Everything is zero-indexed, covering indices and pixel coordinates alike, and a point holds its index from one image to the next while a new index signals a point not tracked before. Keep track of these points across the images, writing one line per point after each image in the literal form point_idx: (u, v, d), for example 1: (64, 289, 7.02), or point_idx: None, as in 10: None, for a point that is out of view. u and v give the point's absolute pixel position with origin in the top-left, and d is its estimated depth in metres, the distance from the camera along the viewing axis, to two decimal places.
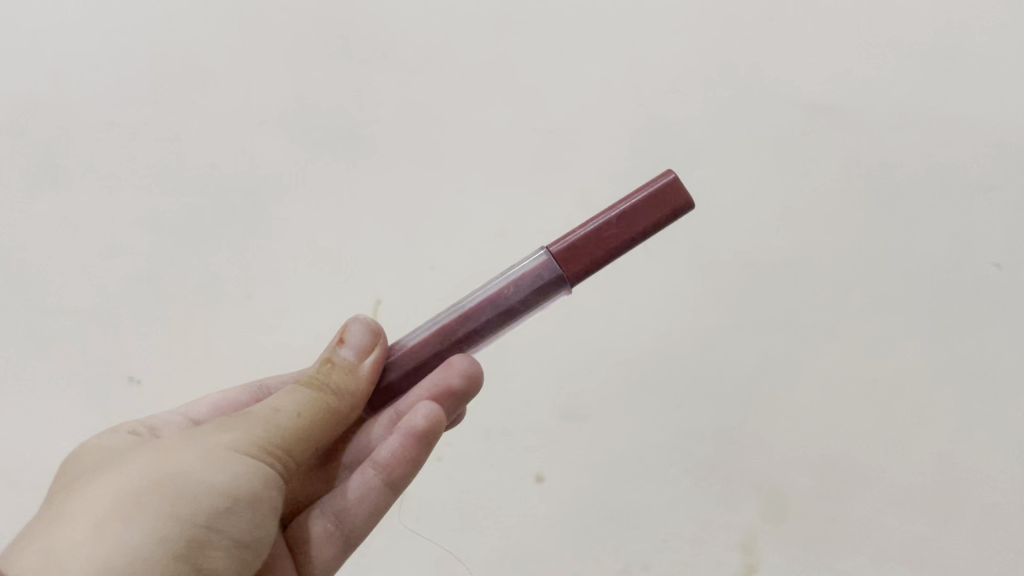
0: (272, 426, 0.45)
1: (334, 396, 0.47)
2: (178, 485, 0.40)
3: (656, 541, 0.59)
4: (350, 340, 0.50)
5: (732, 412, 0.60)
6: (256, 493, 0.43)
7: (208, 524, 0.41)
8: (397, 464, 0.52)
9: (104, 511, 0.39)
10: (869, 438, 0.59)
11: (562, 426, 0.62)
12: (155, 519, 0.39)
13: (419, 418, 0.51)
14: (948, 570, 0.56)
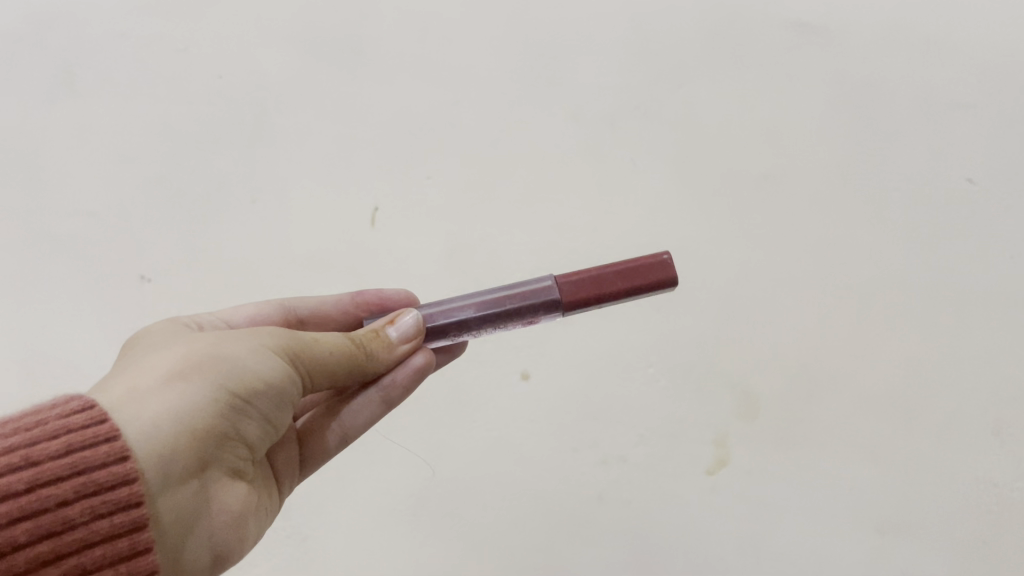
0: (311, 343, 0.45)
1: (369, 354, 0.48)
2: (227, 366, 0.41)
3: (633, 435, 0.63)
4: (399, 321, 0.50)
5: (709, 317, 0.64)
6: (288, 390, 0.44)
7: (245, 403, 0.41)
8: (395, 392, 0.51)
9: (160, 374, 0.40)
10: (841, 344, 0.61)
11: (549, 329, 0.67)
12: (205, 386, 0.40)
13: (421, 359, 0.50)
14: (911, 467, 0.59)
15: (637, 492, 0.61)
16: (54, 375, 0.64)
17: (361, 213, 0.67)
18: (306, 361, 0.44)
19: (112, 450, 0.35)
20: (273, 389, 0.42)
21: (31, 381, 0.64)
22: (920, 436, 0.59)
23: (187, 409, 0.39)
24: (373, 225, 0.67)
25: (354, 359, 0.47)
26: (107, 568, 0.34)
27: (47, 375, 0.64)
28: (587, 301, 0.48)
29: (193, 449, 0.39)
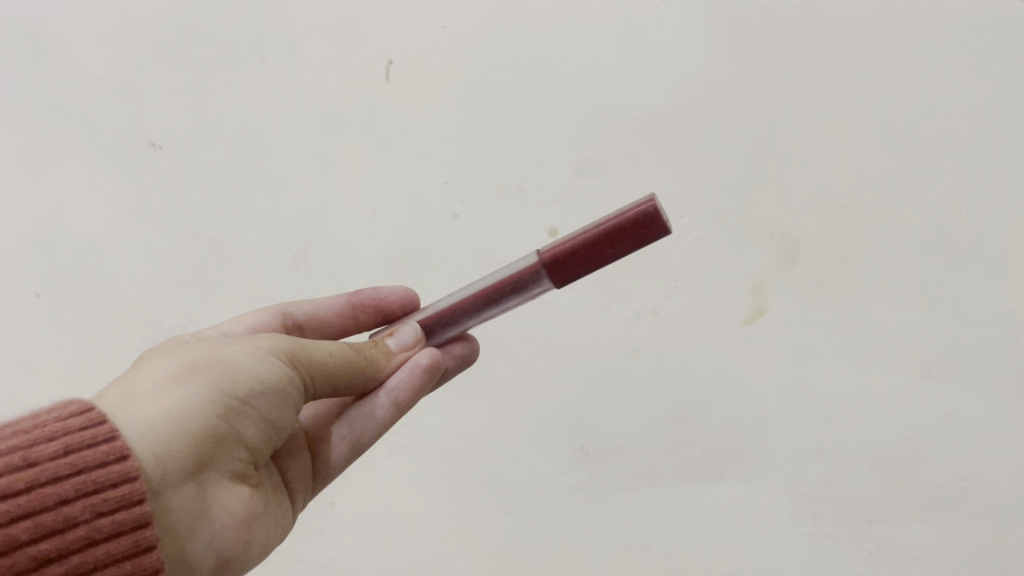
0: (308, 349, 0.44)
1: (371, 361, 0.48)
2: (221, 368, 0.40)
3: (668, 288, 0.61)
4: (399, 333, 0.52)
5: (744, 161, 0.60)
6: (288, 390, 0.42)
7: (243, 405, 0.40)
8: (404, 395, 0.50)
9: (165, 379, 0.39)
10: (883, 183, 0.59)
11: (576, 181, 0.62)
12: (202, 389, 0.39)
13: (426, 358, 0.50)
14: (958, 307, 0.57)
15: (672, 345, 0.61)
16: (77, 262, 0.65)
17: (375, 68, 0.65)
18: (304, 361, 0.44)
19: (115, 447, 0.33)
20: (271, 389, 0.41)
21: (58, 260, 0.65)
22: (967, 278, 0.57)
23: (186, 410, 0.37)
24: (388, 80, 0.64)
25: (354, 362, 0.47)
26: (112, 567, 0.31)
27: (72, 252, 0.65)
28: (570, 272, 0.44)
29: (194, 450, 0.37)
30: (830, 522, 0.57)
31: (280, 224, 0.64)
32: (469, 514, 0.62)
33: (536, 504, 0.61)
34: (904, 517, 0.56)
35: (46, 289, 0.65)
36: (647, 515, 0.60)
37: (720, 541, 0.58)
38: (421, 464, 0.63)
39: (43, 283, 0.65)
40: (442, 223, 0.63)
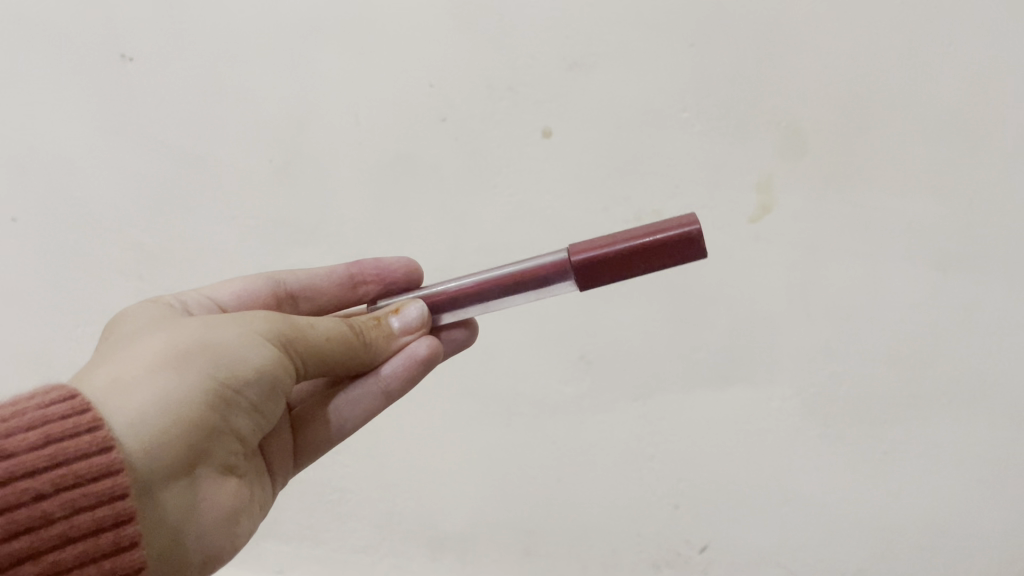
0: (305, 331, 0.43)
1: (370, 344, 0.47)
2: (212, 355, 0.39)
3: (669, 189, 0.57)
4: (405, 312, 0.49)
5: (751, 48, 0.53)
6: (280, 377, 0.41)
7: (232, 394, 0.39)
8: (396, 385, 0.49)
9: (153, 362, 0.38)
10: (916, 66, 0.51)
11: (569, 79, 0.57)
12: (192, 376, 0.38)
13: (423, 347, 0.49)
14: (988, 201, 0.52)
15: None
16: (59, 188, 0.65)
17: None
18: (298, 344, 0.42)
19: (95, 441, 0.33)
20: (261, 377, 0.40)
21: (38, 184, 0.65)
22: (1004, 169, 0.51)
23: (175, 399, 0.37)
24: None
25: (350, 344, 0.45)
26: (90, 566, 0.32)
27: (51, 176, 0.65)
28: (601, 278, 0.43)
29: (183, 439, 0.37)
30: (838, 423, 0.56)
31: (257, 140, 0.62)
32: (468, 428, 0.62)
33: (539, 417, 0.61)
34: (916, 415, 0.55)
35: (30, 210, 0.66)
36: (651, 422, 0.59)
37: (725, 447, 0.58)
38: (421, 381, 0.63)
39: (27, 206, 0.66)
40: (428, 127, 0.59)
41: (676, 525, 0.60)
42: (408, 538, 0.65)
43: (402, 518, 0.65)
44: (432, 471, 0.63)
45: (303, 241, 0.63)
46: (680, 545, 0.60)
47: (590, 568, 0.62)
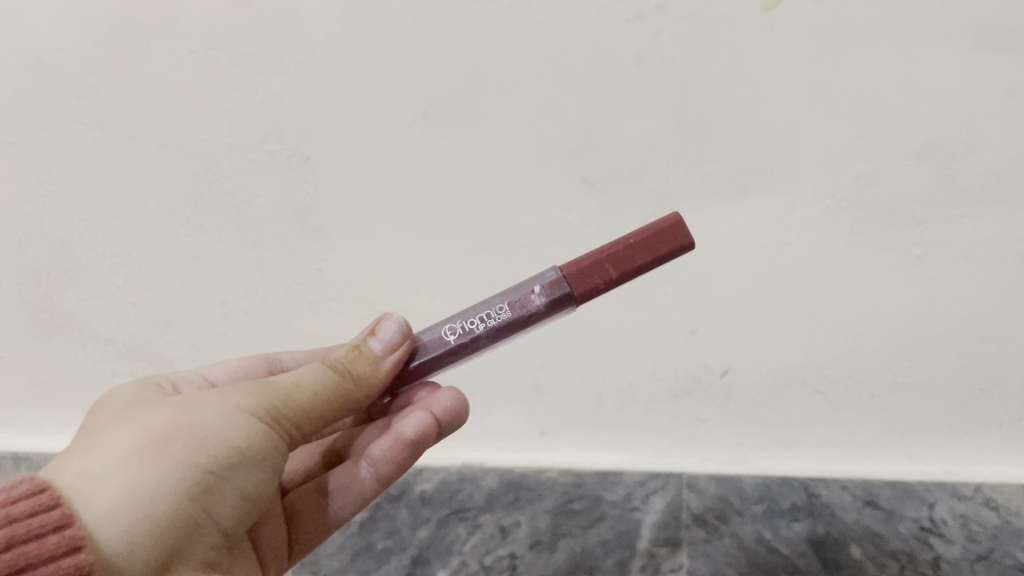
0: (294, 395, 0.37)
1: (358, 383, 0.40)
2: (193, 438, 0.34)
3: None
4: (380, 332, 0.42)
5: None
6: (270, 458, 0.37)
7: (214, 482, 0.34)
8: (386, 469, 0.45)
9: (132, 449, 0.33)
10: None
11: None
12: (171, 459, 0.33)
13: (413, 427, 0.44)
14: None
15: (680, 48, 0.50)
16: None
17: None
18: (291, 416, 0.37)
19: (64, 538, 0.29)
20: (250, 462, 0.35)
21: None
22: None
23: (148, 490, 0.32)
24: None
25: (342, 397, 0.39)
26: None
27: None
28: (600, 291, 0.40)
29: (157, 538, 0.32)
30: (866, 230, 0.51)
31: None
32: (467, 265, 0.57)
33: (540, 248, 0.55)
34: (953, 217, 0.50)
35: None
36: None
37: (744, 264, 0.53)
38: (410, 214, 0.56)
39: None
40: None
41: (692, 350, 0.55)
42: None
43: None
44: (431, 314, 0.58)
45: (266, 71, 0.55)
46: (696, 372, 0.55)
47: (604, 404, 0.57)
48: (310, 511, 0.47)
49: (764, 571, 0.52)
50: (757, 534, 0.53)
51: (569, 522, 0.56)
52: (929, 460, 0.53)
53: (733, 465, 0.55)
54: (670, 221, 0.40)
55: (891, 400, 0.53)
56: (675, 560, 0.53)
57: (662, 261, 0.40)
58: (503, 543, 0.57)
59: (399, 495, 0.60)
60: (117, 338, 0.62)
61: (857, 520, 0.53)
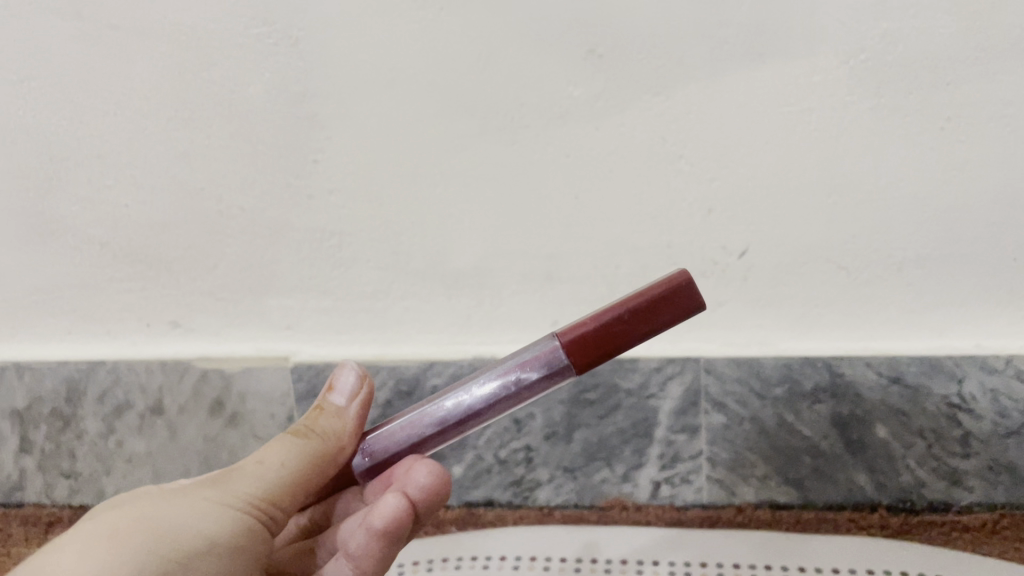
0: (263, 477, 0.41)
1: (334, 444, 0.43)
2: (165, 529, 0.38)
3: None
4: (339, 386, 0.45)
5: None
6: (241, 541, 0.39)
7: (190, 568, 0.37)
8: (369, 561, 0.43)
9: (100, 540, 0.36)
10: None
11: None
12: (135, 550, 0.36)
13: (382, 516, 0.41)
14: None
15: None
16: None
17: None
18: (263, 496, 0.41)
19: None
20: (217, 545, 0.38)
21: None
22: None
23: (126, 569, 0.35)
24: None
25: (316, 461, 0.42)
26: None
27: None
28: (589, 344, 0.39)
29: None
30: (891, 92, 0.48)
31: None
32: (468, 153, 0.54)
33: (546, 127, 0.52)
34: (983, 75, 0.47)
35: None
36: (676, 119, 0.51)
37: (765, 135, 0.50)
38: (408, 96, 0.53)
39: None
40: None
41: (708, 230, 0.52)
42: (416, 280, 0.56)
43: (409, 258, 0.56)
44: (434, 204, 0.55)
45: None
46: (713, 254, 0.52)
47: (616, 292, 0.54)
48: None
49: (787, 454, 0.53)
50: (777, 417, 0.53)
51: (583, 412, 0.55)
52: (957, 334, 0.51)
53: (752, 348, 0.53)
54: (680, 278, 0.39)
55: (917, 272, 0.50)
56: (694, 446, 0.54)
57: (660, 314, 0.39)
58: (517, 435, 0.56)
59: (409, 391, 0.57)
60: (113, 241, 0.60)
61: (881, 398, 0.51)
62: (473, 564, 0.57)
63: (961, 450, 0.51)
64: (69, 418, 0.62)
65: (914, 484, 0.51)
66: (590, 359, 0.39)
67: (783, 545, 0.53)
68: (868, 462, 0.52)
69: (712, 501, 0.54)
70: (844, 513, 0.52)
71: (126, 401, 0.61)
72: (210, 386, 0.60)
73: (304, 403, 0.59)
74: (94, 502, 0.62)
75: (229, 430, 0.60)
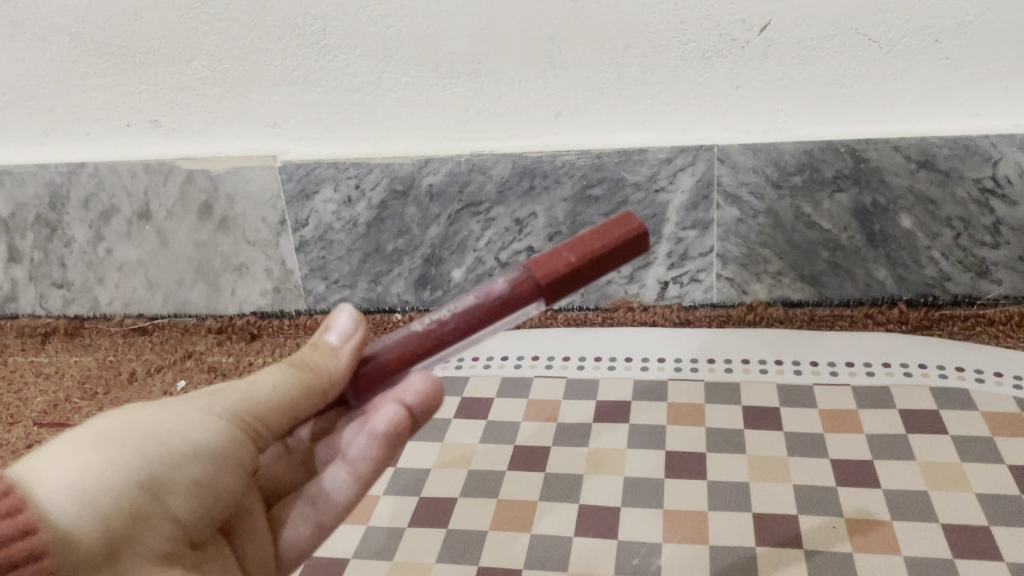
0: (242, 393, 0.31)
1: (317, 372, 0.32)
2: (150, 429, 0.28)
3: None
4: (334, 325, 0.34)
5: None
6: (222, 453, 0.30)
7: (169, 476, 0.28)
8: (368, 464, 0.34)
9: (82, 440, 0.27)
10: None
11: None
12: (122, 452, 0.27)
13: (381, 421, 0.33)
14: None
15: None
16: None
17: None
18: (249, 412, 0.31)
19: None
20: (202, 457, 0.29)
21: None
22: None
23: (97, 472, 0.26)
24: None
25: (303, 390, 0.31)
26: None
27: None
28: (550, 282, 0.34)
29: (115, 522, 0.26)
30: None
31: None
32: None
33: None
34: None
35: None
36: None
37: None
38: None
39: None
40: None
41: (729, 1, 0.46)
42: (407, 68, 0.51)
43: (398, 44, 0.51)
44: None
45: None
46: (730, 28, 0.47)
47: (625, 76, 0.50)
48: (294, 525, 0.35)
49: (804, 248, 0.52)
50: (795, 210, 0.51)
51: (589, 209, 0.53)
52: (995, 115, 0.47)
53: (770, 136, 0.50)
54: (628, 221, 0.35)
55: (957, 44, 0.45)
56: (705, 242, 0.53)
57: (618, 250, 0.34)
58: (519, 236, 0.55)
59: (405, 191, 0.55)
60: (82, 31, 0.53)
61: (907, 184, 0.49)
62: (473, 363, 0.53)
63: (991, 240, 0.49)
64: (55, 226, 0.60)
65: (937, 277, 0.51)
66: (551, 292, 0.34)
67: (793, 345, 0.51)
68: (889, 256, 0.51)
69: (723, 300, 0.55)
70: (860, 310, 0.52)
71: (111, 207, 0.58)
72: (196, 188, 0.57)
73: (296, 205, 0.56)
74: (90, 313, 0.62)
75: (220, 235, 0.58)
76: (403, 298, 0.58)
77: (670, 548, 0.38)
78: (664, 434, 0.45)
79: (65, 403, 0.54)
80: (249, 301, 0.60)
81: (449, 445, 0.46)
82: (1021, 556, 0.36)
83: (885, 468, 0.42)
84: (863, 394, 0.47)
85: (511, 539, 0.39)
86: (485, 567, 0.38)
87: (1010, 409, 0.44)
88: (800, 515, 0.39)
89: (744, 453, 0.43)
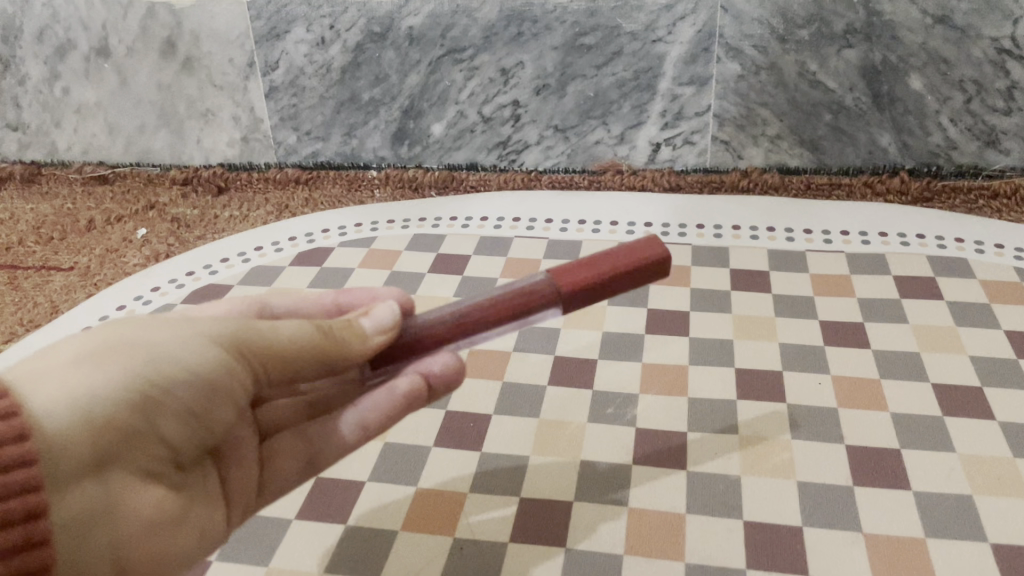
0: (261, 337, 0.26)
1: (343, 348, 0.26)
2: (156, 351, 0.24)
3: None
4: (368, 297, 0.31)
5: None
6: (221, 386, 0.25)
7: (162, 403, 0.24)
8: (375, 416, 0.30)
9: (82, 351, 0.23)
10: None
11: None
12: (122, 370, 0.23)
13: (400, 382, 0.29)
14: None
15: None
16: None
17: None
18: (256, 352, 0.26)
19: (31, 535, 0.20)
20: (204, 388, 0.25)
21: None
22: None
23: (91, 389, 0.22)
24: None
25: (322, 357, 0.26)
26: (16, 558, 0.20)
27: None
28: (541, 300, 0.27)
29: (102, 444, 0.22)
30: None
31: None
32: None
33: None
34: None
35: None
36: None
37: None
38: None
39: None
40: None
41: None
42: None
43: None
44: None
45: None
46: None
47: None
48: (282, 458, 0.30)
49: (804, 110, 0.49)
50: (799, 65, 0.48)
51: (580, 60, 0.50)
52: None
53: None
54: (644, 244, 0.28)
55: None
56: (701, 101, 0.50)
57: (626, 274, 0.27)
58: (504, 88, 0.52)
59: (383, 33, 0.51)
60: None
61: (921, 42, 0.46)
62: (451, 223, 0.49)
63: (1003, 105, 0.47)
64: (8, 61, 0.56)
65: (944, 143, 0.49)
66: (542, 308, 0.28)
67: (786, 212, 0.48)
68: (894, 120, 0.48)
69: (714, 166, 0.52)
70: (859, 179, 0.50)
71: (67, 41, 0.54)
72: (158, 23, 0.53)
73: (265, 46, 0.52)
74: (48, 159, 0.59)
75: (183, 76, 0.54)
76: (379, 154, 0.55)
77: (647, 400, 0.37)
78: (647, 292, 0.44)
79: (17, 246, 0.51)
80: (215, 151, 0.57)
81: (420, 297, 0.43)
82: (1011, 415, 0.35)
83: (875, 330, 0.40)
84: (856, 260, 0.45)
85: (486, 389, 0.38)
86: (452, 413, 0.37)
87: (1009, 279, 0.42)
88: (784, 371, 0.38)
89: (730, 312, 0.42)
